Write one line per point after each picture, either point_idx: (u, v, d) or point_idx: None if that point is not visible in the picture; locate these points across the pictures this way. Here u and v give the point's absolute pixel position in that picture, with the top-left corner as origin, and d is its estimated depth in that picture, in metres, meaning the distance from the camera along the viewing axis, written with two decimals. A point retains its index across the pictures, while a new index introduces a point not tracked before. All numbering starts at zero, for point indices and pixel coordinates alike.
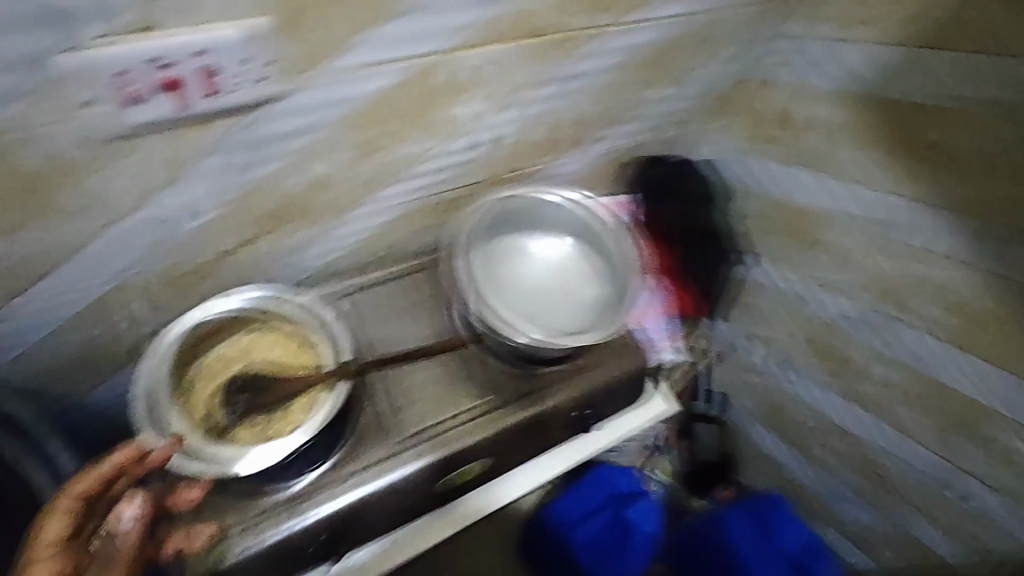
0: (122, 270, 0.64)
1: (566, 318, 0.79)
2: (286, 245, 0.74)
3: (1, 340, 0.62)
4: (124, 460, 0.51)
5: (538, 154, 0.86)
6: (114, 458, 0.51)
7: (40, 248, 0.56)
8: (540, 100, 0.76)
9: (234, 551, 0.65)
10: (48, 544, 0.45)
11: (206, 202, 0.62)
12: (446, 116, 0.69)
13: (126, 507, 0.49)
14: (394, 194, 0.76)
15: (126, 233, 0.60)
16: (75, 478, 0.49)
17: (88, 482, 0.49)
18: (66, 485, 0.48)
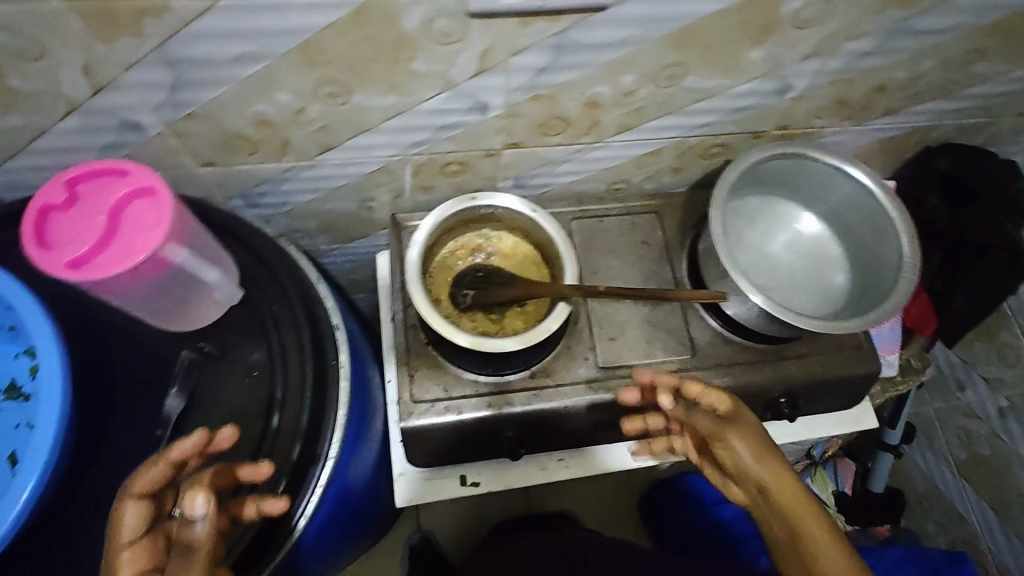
0: (418, 142, 0.71)
1: (787, 293, 0.79)
2: (548, 154, 0.78)
3: (320, 179, 0.76)
4: (183, 449, 0.46)
5: (819, 121, 0.79)
6: (168, 454, 0.47)
7: (374, 115, 0.65)
8: (855, 60, 0.68)
9: (465, 412, 0.74)
10: (128, 544, 0.45)
11: (503, 94, 0.65)
12: (747, 69, 0.67)
13: (184, 497, 0.44)
14: (661, 127, 0.75)
15: (428, 111, 0.66)
16: (143, 469, 0.46)
17: (155, 474, 0.46)
18: (128, 480, 0.46)
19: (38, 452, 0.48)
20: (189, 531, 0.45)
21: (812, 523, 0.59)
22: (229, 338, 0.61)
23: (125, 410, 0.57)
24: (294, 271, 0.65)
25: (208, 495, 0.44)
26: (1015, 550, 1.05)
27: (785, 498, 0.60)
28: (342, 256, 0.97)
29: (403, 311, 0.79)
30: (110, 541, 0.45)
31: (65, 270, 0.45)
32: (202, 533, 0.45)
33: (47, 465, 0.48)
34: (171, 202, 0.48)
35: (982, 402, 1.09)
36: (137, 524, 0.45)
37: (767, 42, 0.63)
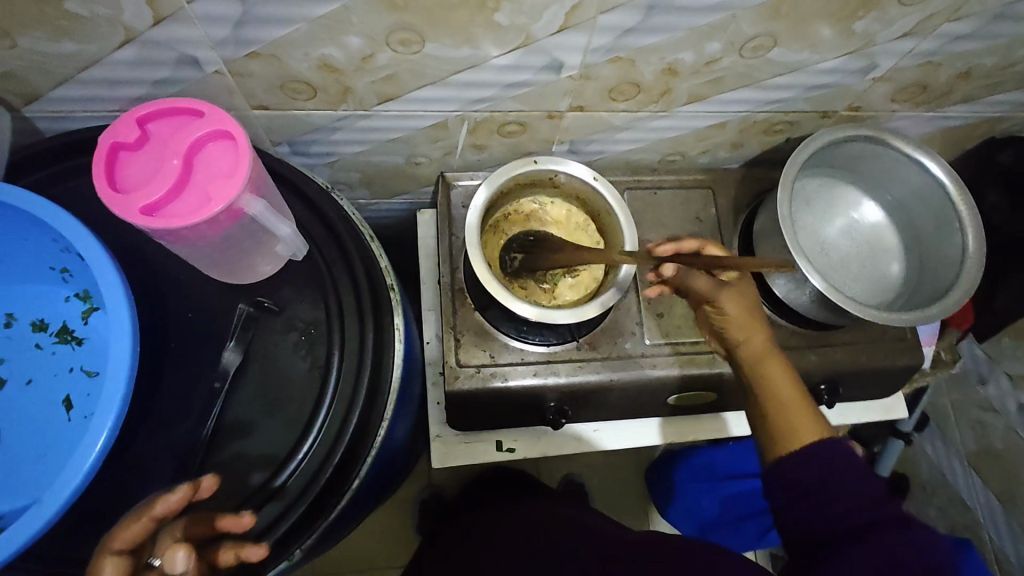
0: (482, 99, 0.68)
1: (842, 280, 0.77)
2: (612, 121, 0.75)
3: (373, 131, 0.73)
4: (166, 506, 0.46)
5: (892, 105, 0.76)
6: (150, 512, 0.46)
7: (444, 66, 0.61)
8: (948, 42, 0.65)
9: (511, 379, 0.74)
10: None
11: (582, 54, 0.61)
12: (838, 45, 0.63)
13: (167, 557, 0.45)
14: (733, 100, 0.72)
15: (500, 67, 0.62)
16: (124, 524, 0.46)
17: (137, 530, 0.46)
18: (109, 537, 0.45)
19: (111, 399, 0.46)
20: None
21: (786, 386, 0.63)
22: (286, 292, 0.59)
23: (182, 367, 0.56)
24: (349, 223, 0.62)
25: (189, 554, 0.45)
26: (1015, 539, 1.08)
27: (768, 366, 0.64)
28: (378, 211, 0.94)
29: (450, 274, 0.77)
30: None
31: (139, 216, 0.43)
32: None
33: (120, 412, 0.46)
34: (250, 153, 0.45)
35: (1002, 397, 1.10)
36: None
37: (866, 17, 0.60)
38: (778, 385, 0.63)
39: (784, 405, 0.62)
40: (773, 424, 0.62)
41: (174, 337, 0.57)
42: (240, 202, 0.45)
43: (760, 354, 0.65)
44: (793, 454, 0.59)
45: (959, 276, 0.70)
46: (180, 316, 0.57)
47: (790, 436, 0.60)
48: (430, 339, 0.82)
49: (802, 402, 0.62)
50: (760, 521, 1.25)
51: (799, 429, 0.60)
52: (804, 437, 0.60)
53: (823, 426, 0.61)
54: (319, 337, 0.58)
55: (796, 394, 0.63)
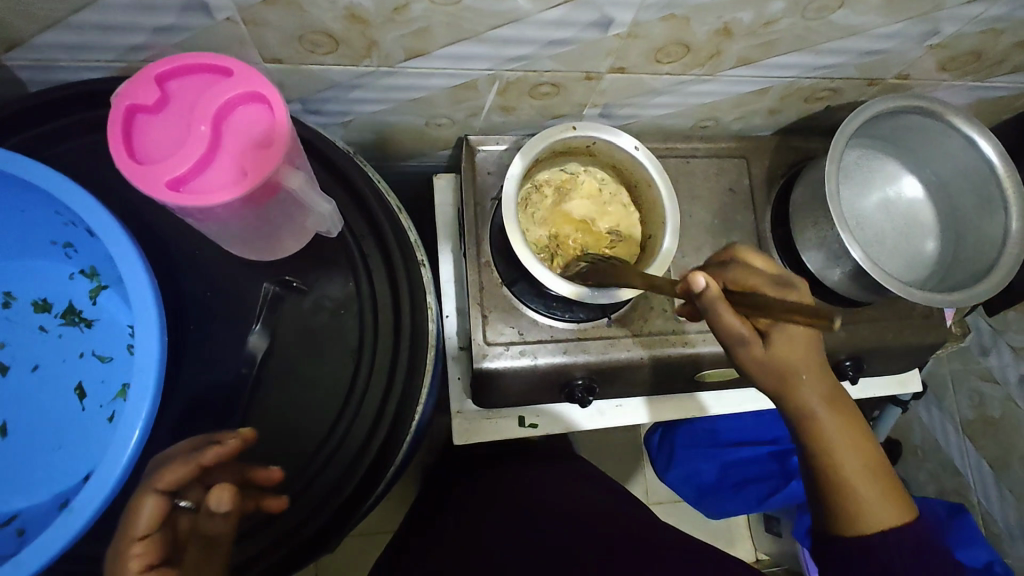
0: (518, 57, 0.62)
1: (879, 255, 0.75)
2: (650, 84, 0.70)
3: (395, 89, 0.67)
4: (214, 455, 0.46)
5: (942, 73, 0.73)
6: (199, 455, 0.46)
7: (484, 20, 0.55)
8: (1016, 8, 0.61)
9: (540, 357, 0.71)
10: (138, 537, 0.44)
11: (635, 11, 0.56)
12: (903, 8, 0.59)
13: (210, 495, 0.44)
14: (781, 65, 0.68)
15: (544, 23, 0.57)
16: (170, 465, 0.45)
17: (179, 471, 0.45)
18: (153, 478, 0.44)
19: (143, 386, 0.44)
20: (212, 523, 0.45)
21: (857, 461, 0.57)
22: (315, 268, 0.55)
23: (206, 345, 0.52)
24: (378, 193, 0.57)
25: (233, 493, 0.44)
26: (1004, 503, 1.13)
27: (837, 445, 0.57)
28: (388, 174, 0.89)
29: (475, 246, 0.73)
30: (122, 532, 0.44)
31: (165, 191, 0.37)
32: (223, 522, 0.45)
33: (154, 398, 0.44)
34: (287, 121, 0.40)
35: (1003, 368, 1.12)
36: (148, 519, 0.44)
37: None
38: (847, 466, 0.56)
39: (856, 490, 0.56)
40: (842, 502, 0.57)
41: (194, 319, 0.52)
42: (276, 175, 0.40)
43: (828, 430, 0.56)
44: (863, 540, 0.56)
45: (998, 254, 0.68)
46: (198, 297, 0.53)
47: (861, 518, 0.57)
48: (450, 313, 0.78)
49: (876, 483, 0.57)
50: (760, 488, 1.26)
51: (870, 510, 0.56)
52: (878, 522, 0.56)
53: (896, 502, 0.57)
54: (348, 318, 0.54)
55: (865, 466, 0.57)
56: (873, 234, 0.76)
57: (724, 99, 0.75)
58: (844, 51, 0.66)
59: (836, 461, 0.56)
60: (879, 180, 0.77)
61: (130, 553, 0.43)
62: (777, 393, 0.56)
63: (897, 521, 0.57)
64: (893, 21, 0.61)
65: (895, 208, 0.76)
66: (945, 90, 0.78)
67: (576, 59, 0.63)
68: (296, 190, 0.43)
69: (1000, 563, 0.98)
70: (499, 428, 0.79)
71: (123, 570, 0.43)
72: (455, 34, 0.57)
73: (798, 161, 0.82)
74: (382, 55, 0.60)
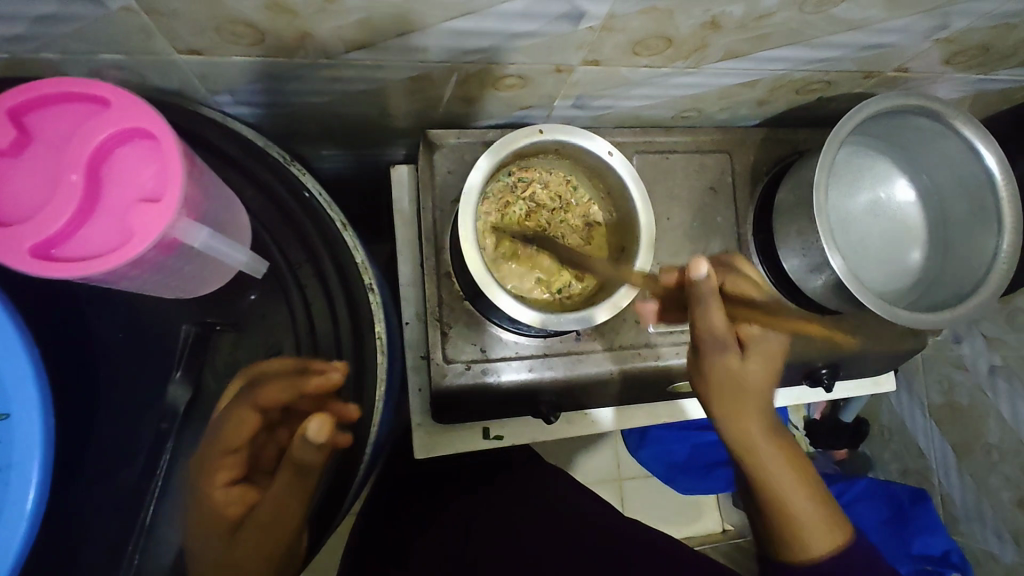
0: (479, 49, 0.54)
1: (861, 264, 0.70)
2: (628, 76, 0.62)
3: (338, 81, 0.58)
4: (312, 386, 0.45)
5: (945, 66, 0.67)
6: (300, 383, 0.45)
7: (435, 12, 0.47)
8: None
9: (504, 375, 0.67)
10: (230, 449, 0.45)
11: (611, 3, 0.48)
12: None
13: (305, 424, 0.41)
14: (774, 58, 0.61)
15: (509, 14, 0.49)
16: (270, 383, 0.45)
17: (279, 391, 0.45)
18: (254, 393, 0.45)
19: (27, 454, 0.37)
20: (303, 454, 0.42)
21: (793, 483, 0.57)
22: (255, 298, 0.50)
23: (118, 393, 0.46)
24: (317, 215, 0.50)
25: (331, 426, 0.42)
26: (964, 486, 1.08)
27: (765, 453, 0.57)
28: (341, 164, 0.80)
29: (435, 254, 0.67)
30: (216, 442, 0.45)
31: (31, 259, 0.32)
32: (316, 458, 0.43)
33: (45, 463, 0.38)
34: (179, 162, 0.34)
35: (975, 355, 1.03)
36: (243, 434, 0.45)
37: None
38: (776, 481, 0.56)
39: (791, 510, 0.56)
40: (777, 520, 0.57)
41: (107, 364, 0.46)
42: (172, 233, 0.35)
43: (763, 451, 0.57)
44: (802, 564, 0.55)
45: (985, 272, 0.65)
46: (109, 339, 0.47)
47: (795, 535, 0.56)
48: (408, 319, 0.71)
49: (811, 501, 0.57)
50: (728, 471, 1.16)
51: (807, 529, 0.55)
52: (817, 547, 0.55)
53: (824, 500, 0.58)
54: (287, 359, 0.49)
55: (806, 492, 0.57)
56: (859, 240, 0.71)
57: (709, 90, 0.68)
58: (843, 44, 0.60)
59: (768, 480, 0.57)
60: (870, 181, 0.72)
61: (222, 463, 0.45)
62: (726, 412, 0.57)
63: (832, 545, 0.55)
64: (901, 14, 0.54)
65: (884, 212, 0.72)
66: (943, 84, 0.72)
67: (546, 52, 0.56)
68: (206, 246, 0.39)
69: (956, 552, 0.99)
70: (460, 440, 0.73)
71: (213, 478, 0.45)
72: (405, 27, 0.49)
73: (785, 157, 0.76)
74: (319, 48, 0.51)
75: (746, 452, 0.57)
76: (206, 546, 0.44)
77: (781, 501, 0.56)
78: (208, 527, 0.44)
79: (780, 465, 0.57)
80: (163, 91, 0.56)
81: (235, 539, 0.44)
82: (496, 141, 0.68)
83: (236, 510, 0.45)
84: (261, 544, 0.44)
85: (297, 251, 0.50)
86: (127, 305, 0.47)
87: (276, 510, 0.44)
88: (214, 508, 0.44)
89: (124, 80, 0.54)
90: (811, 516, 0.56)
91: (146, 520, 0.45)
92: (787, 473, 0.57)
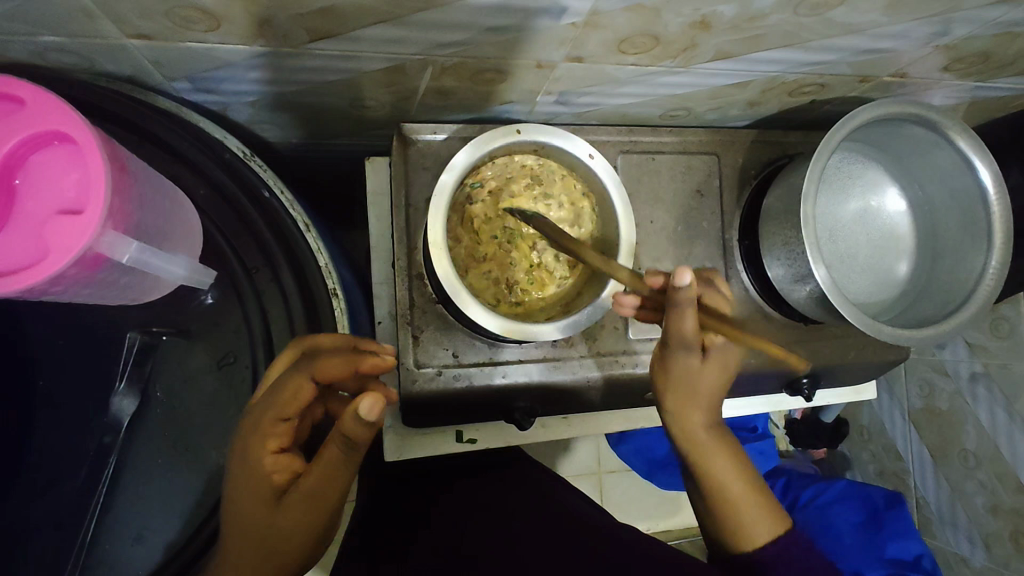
0: (455, 43, 0.51)
1: (846, 274, 0.68)
2: (613, 73, 0.59)
3: (305, 70, 0.55)
4: (367, 364, 0.45)
5: (943, 73, 0.65)
6: (357, 361, 0.45)
7: (403, 2, 0.44)
8: None
9: (477, 381, 0.65)
10: (281, 418, 0.43)
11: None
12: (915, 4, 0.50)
13: (358, 402, 0.42)
14: (766, 59, 0.58)
15: (486, 8, 0.46)
16: (328, 356, 0.44)
17: (338, 366, 0.44)
18: (314, 365, 0.43)
19: None
20: (354, 433, 0.43)
21: (736, 477, 0.56)
22: (211, 301, 0.47)
23: (58, 403, 0.44)
24: (276, 217, 0.47)
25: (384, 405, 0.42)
26: (939, 489, 1.08)
27: (694, 418, 0.57)
28: (314, 153, 0.76)
29: (407, 255, 0.64)
30: (271, 409, 0.43)
31: None
32: (368, 436, 0.43)
33: None
34: (96, 167, 0.34)
35: (955, 362, 1.01)
36: (297, 404, 0.43)
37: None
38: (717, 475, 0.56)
39: (732, 502, 0.55)
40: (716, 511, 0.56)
41: (46, 373, 0.44)
42: (99, 245, 0.35)
43: (707, 448, 0.57)
44: (747, 556, 0.55)
45: (970, 289, 0.63)
46: (48, 346, 0.44)
47: (737, 527, 0.55)
48: (381, 319, 0.68)
49: (749, 491, 0.56)
50: None
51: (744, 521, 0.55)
52: (760, 536, 0.55)
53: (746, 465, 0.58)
54: (241, 368, 0.46)
55: (748, 487, 0.56)
56: (847, 250, 0.69)
57: (699, 89, 0.65)
58: (839, 48, 0.57)
59: (711, 473, 0.56)
60: (860, 188, 0.70)
61: (274, 431, 0.43)
62: (675, 405, 0.57)
63: (775, 531, 0.55)
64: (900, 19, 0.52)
65: (874, 221, 0.70)
66: (940, 91, 0.70)
67: (526, 48, 0.53)
68: (134, 261, 0.38)
69: (927, 557, 1.00)
70: (431, 445, 0.70)
71: (262, 445, 0.43)
72: (374, 17, 0.46)
73: (775, 160, 0.73)
74: (282, 37, 0.48)
75: (691, 446, 0.57)
76: (247, 515, 0.42)
77: (705, 459, 0.57)
78: (254, 492, 0.43)
79: (707, 430, 0.57)
80: (113, 76, 0.52)
81: (280, 506, 0.43)
82: (474, 136, 0.65)
83: (282, 477, 0.44)
84: (306, 514, 0.43)
85: (254, 256, 0.47)
86: (68, 310, 0.44)
87: (325, 482, 0.43)
88: (263, 473, 0.43)
89: (70, 64, 0.50)
90: (732, 473, 0.56)
91: (87, 538, 0.43)
92: (710, 434, 0.57)
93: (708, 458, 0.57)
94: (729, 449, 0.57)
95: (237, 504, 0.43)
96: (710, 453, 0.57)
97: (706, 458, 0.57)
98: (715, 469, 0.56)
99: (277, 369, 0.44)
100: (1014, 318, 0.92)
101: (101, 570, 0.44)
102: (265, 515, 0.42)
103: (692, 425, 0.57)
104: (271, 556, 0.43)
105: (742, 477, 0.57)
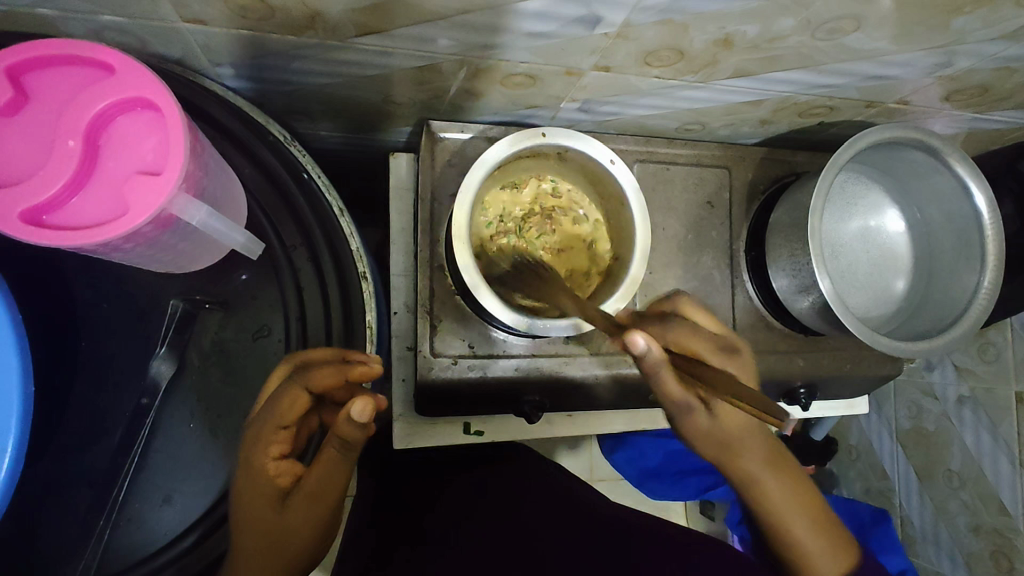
0: (492, 46, 0.54)
1: (847, 289, 0.71)
2: (636, 85, 0.62)
3: (345, 64, 0.57)
4: (363, 373, 0.45)
5: (944, 103, 0.69)
6: (347, 369, 0.45)
7: (450, 3, 0.47)
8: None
9: (491, 372, 0.67)
10: (281, 426, 0.45)
11: (628, 12, 0.48)
12: (921, 33, 0.53)
13: (350, 406, 0.43)
14: (781, 79, 0.62)
15: (525, 14, 0.48)
16: (318, 368, 0.44)
17: (331, 377, 0.44)
18: (306, 377, 0.44)
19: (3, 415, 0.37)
20: (348, 435, 0.44)
21: (789, 500, 0.60)
22: (246, 277, 0.49)
23: (99, 363, 0.46)
24: (313, 196, 0.50)
25: (374, 407, 0.44)
26: (922, 508, 1.10)
27: (749, 454, 0.59)
28: (338, 145, 0.79)
29: (429, 247, 0.67)
30: (270, 418, 0.44)
31: (22, 217, 0.35)
32: (361, 436, 0.45)
33: (25, 428, 0.37)
34: (177, 135, 0.38)
35: (943, 385, 1.05)
36: (296, 412, 0.45)
37: (971, 13, 0.51)
38: (778, 512, 0.60)
39: (797, 537, 0.59)
40: (782, 546, 0.60)
41: (89, 335, 0.46)
42: (172, 206, 0.39)
43: (767, 486, 0.60)
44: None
45: (964, 308, 0.67)
46: (93, 308, 0.47)
47: (802, 558, 0.59)
48: (397, 310, 0.69)
49: (812, 518, 0.60)
50: (701, 479, 1.10)
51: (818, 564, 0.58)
52: (824, 564, 0.59)
53: (805, 489, 0.62)
54: (273, 342, 0.49)
55: (803, 503, 0.61)
56: (845, 264, 0.72)
57: (715, 105, 0.68)
58: (851, 73, 0.61)
59: (772, 510, 0.60)
60: (861, 206, 0.73)
61: (274, 439, 0.45)
62: (721, 455, 0.59)
63: (841, 558, 0.59)
64: (906, 47, 0.55)
65: (872, 238, 0.73)
66: (940, 119, 0.74)
67: (558, 55, 0.56)
68: (202, 224, 0.42)
69: (912, 571, 1.00)
70: (441, 434, 0.71)
71: (264, 452, 0.45)
72: (419, 17, 0.49)
73: (782, 176, 0.77)
74: (331, 32, 0.51)
75: (749, 484, 0.60)
76: (255, 516, 0.44)
77: (748, 480, 0.60)
78: (259, 495, 0.44)
79: (765, 453, 0.60)
80: (163, 57, 0.54)
81: (285, 506, 0.45)
82: (498, 138, 0.68)
83: (282, 480, 0.46)
84: (312, 509, 0.46)
85: (294, 234, 0.49)
86: (118, 277, 0.47)
87: (325, 479, 0.45)
88: (266, 475, 0.44)
89: (122, 45, 0.52)
90: (772, 489, 0.60)
91: (118, 499, 0.45)
92: (766, 461, 0.60)
93: (751, 477, 0.60)
94: (782, 471, 0.61)
95: (243, 508, 0.44)
96: (752, 468, 0.60)
97: (749, 480, 0.60)
98: (760, 486, 0.60)
99: (274, 382, 0.46)
100: (1000, 343, 0.95)
101: (130, 529, 0.45)
102: (271, 513, 0.44)
103: (739, 454, 0.59)
104: (278, 552, 0.45)
105: (800, 497, 0.61)
